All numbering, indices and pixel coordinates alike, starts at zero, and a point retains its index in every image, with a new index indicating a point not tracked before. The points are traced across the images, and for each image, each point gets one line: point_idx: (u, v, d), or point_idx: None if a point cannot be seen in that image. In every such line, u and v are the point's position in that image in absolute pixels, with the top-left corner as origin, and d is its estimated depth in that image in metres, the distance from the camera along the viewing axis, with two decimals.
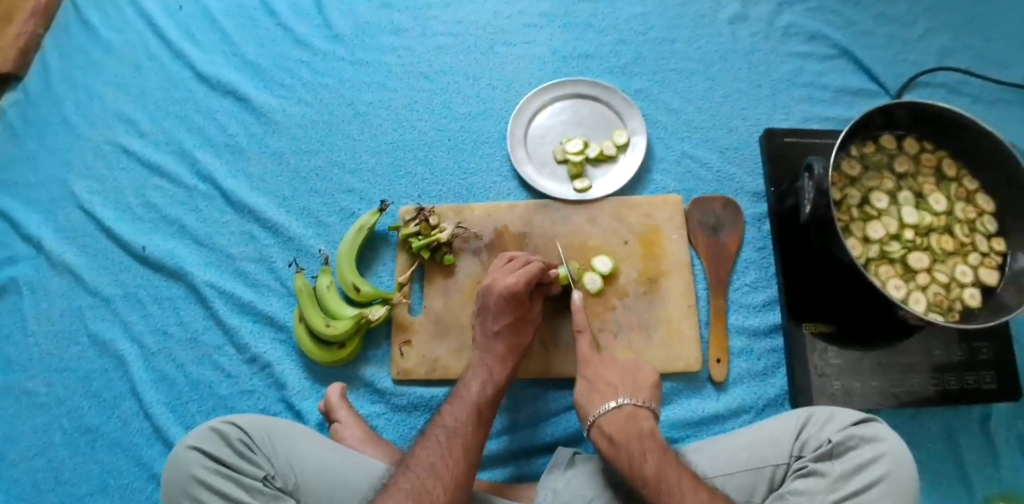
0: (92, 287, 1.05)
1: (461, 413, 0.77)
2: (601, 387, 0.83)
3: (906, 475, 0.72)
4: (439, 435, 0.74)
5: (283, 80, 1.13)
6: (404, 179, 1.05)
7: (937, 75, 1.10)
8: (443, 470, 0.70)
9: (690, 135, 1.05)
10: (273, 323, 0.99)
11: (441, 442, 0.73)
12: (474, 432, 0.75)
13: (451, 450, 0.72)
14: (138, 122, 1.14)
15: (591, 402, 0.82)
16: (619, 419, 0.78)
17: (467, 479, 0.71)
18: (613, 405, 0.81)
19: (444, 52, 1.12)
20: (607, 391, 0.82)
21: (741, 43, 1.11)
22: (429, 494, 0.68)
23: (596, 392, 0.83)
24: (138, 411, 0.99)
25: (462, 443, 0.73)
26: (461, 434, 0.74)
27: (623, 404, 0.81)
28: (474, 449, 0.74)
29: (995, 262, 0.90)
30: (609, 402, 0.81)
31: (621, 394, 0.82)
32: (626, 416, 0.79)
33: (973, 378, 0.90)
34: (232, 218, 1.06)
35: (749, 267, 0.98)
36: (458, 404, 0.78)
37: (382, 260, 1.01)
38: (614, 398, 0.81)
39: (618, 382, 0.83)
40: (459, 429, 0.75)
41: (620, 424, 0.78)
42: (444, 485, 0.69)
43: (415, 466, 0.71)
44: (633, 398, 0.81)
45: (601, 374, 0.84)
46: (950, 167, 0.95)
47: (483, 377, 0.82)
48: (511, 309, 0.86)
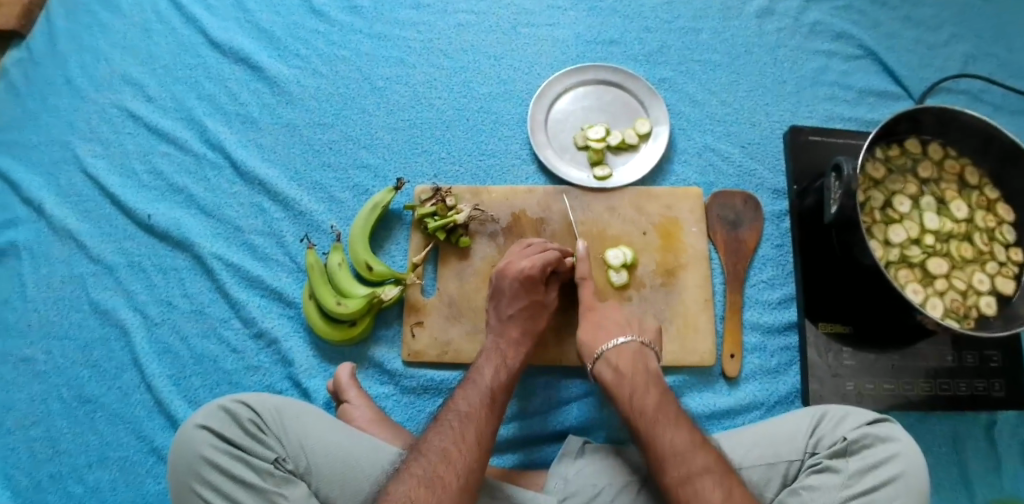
0: (94, 253, 1.02)
1: (474, 399, 0.75)
2: (613, 351, 0.83)
3: (920, 475, 0.73)
4: (452, 419, 0.73)
5: (298, 50, 1.10)
6: (421, 157, 1.02)
7: (961, 81, 1.10)
8: (456, 455, 0.69)
9: (712, 128, 1.04)
10: (282, 298, 0.97)
11: (454, 426, 0.72)
12: (488, 420, 0.74)
13: (466, 435, 0.71)
14: (146, 86, 1.10)
15: (604, 368, 0.83)
16: (635, 387, 0.79)
17: (481, 464, 0.70)
18: (628, 370, 0.81)
19: (466, 30, 1.09)
20: (621, 354, 0.82)
21: (766, 38, 1.10)
22: (442, 479, 0.66)
23: (608, 356, 0.83)
24: (139, 383, 0.97)
25: (475, 428, 0.72)
26: (476, 419, 0.73)
27: (635, 368, 0.81)
28: (488, 436, 0.73)
29: (1012, 271, 0.90)
30: (624, 367, 0.81)
31: (633, 358, 0.82)
32: (641, 385, 0.79)
33: (983, 385, 0.91)
34: (242, 190, 1.03)
35: (766, 264, 0.97)
36: (471, 389, 0.77)
37: (395, 240, 0.98)
38: (627, 362, 0.82)
39: (630, 346, 0.83)
40: (472, 413, 0.73)
41: (636, 393, 0.78)
42: (456, 469, 0.68)
43: (427, 449, 0.69)
44: (644, 363, 0.82)
45: (616, 339, 0.84)
46: (973, 174, 0.94)
47: (495, 360, 0.81)
48: (525, 293, 0.84)
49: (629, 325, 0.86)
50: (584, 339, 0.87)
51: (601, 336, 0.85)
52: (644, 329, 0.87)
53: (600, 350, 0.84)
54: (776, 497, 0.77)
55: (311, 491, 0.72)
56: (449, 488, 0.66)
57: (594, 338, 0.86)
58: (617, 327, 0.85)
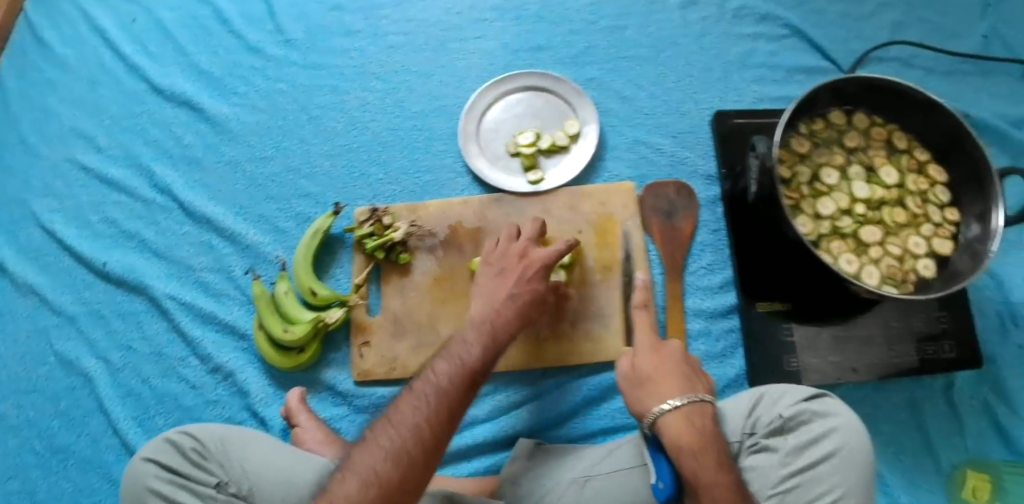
0: (56, 305, 1.05)
1: (453, 372, 0.69)
2: (689, 406, 0.71)
3: (858, 446, 0.73)
4: (426, 393, 0.68)
5: (235, 88, 1.13)
6: (359, 181, 1.04)
7: (891, 49, 1.10)
8: (425, 431, 0.65)
9: (642, 122, 1.05)
10: (235, 332, 1.00)
11: (427, 400, 0.67)
12: (465, 392, 0.69)
13: (438, 410, 0.66)
14: (95, 138, 1.14)
15: (670, 426, 0.70)
16: (719, 463, 0.67)
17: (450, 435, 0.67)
18: (709, 439, 0.69)
19: (395, 51, 1.12)
20: (706, 416, 0.71)
21: (692, 27, 1.11)
22: (408, 455, 0.64)
23: (687, 414, 0.71)
24: (107, 427, 0.99)
25: (449, 403, 0.67)
26: (451, 395, 0.68)
27: (713, 438, 0.69)
28: (461, 411, 0.68)
29: (948, 232, 0.90)
30: (706, 433, 0.70)
31: (710, 424, 0.71)
32: (715, 467, 0.67)
33: (932, 348, 0.90)
34: (190, 229, 1.06)
35: (705, 250, 0.98)
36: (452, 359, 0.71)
37: (340, 263, 1.01)
38: (711, 429, 0.70)
39: (706, 408, 0.72)
40: (448, 388, 0.68)
41: (715, 469, 0.67)
42: (424, 444, 0.64)
43: (396, 421, 0.66)
44: (707, 427, 0.70)
45: (693, 396, 0.72)
46: (901, 139, 0.94)
47: (483, 329, 0.75)
48: (524, 281, 0.82)
49: (688, 368, 0.77)
50: (649, 387, 0.75)
51: (667, 387, 0.74)
52: (702, 376, 0.77)
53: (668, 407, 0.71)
54: None
55: None
56: (413, 461, 0.64)
57: (664, 384, 0.74)
58: (690, 382, 0.75)
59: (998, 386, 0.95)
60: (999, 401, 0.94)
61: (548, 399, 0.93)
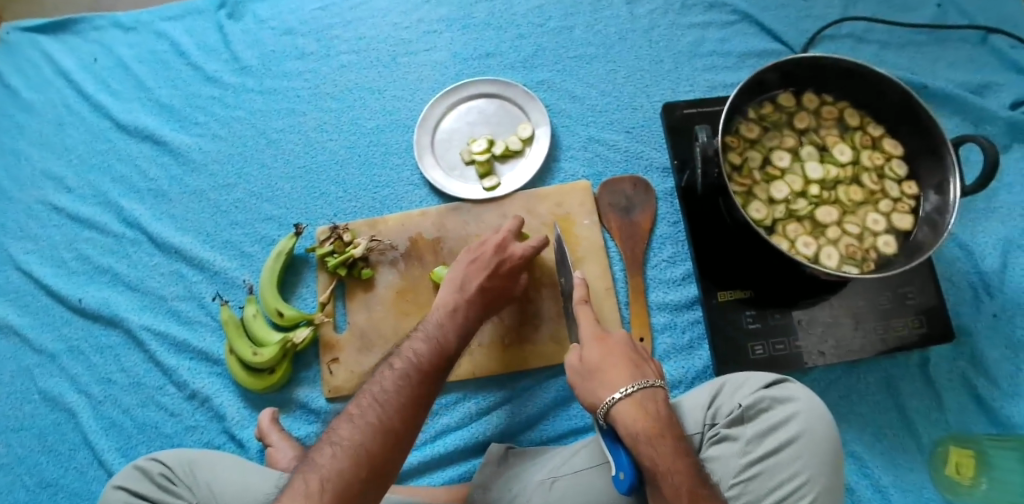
0: (38, 344, 1.08)
1: (432, 354, 0.73)
2: (641, 392, 0.71)
3: (819, 430, 0.72)
4: (410, 371, 0.70)
5: (196, 118, 1.16)
6: (320, 200, 1.06)
7: (843, 26, 1.09)
8: (408, 407, 0.67)
9: (594, 120, 1.06)
10: (208, 357, 1.02)
11: (409, 378, 0.69)
12: (439, 374, 0.73)
13: (421, 389, 0.69)
14: (64, 178, 1.17)
15: (626, 411, 0.70)
16: (675, 446, 0.67)
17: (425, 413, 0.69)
18: (664, 423, 0.69)
19: (348, 70, 1.14)
20: (658, 400, 0.71)
21: (639, 22, 1.11)
22: (395, 430, 0.65)
23: (640, 398, 0.71)
24: (92, 460, 1.01)
25: (428, 382, 0.70)
26: (430, 375, 0.71)
27: (668, 423, 0.69)
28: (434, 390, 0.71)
29: (907, 206, 0.89)
30: (661, 416, 0.69)
31: (664, 408, 0.71)
32: (670, 451, 0.67)
33: (900, 325, 0.89)
34: (161, 260, 1.09)
35: (665, 243, 0.98)
36: (426, 343, 0.75)
37: (306, 283, 1.02)
38: (665, 413, 0.70)
39: (659, 393, 0.72)
40: (427, 368, 0.71)
41: (671, 451, 0.67)
42: (408, 420, 0.66)
43: (382, 398, 0.67)
44: (662, 411, 0.70)
45: (643, 382, 0.73)
46: (853, 116, 0.93)
47: (449, 319, 0.80)
48: (495, 279, 0.86)
49: (637, 356, 0.77)
50: (599, 377, 0.75)
51: (617, 376, 0.74)
52: (651, 364, 0.77)
53: (622, 393, 0.71)
54: None
55: None
56: (398, 435, 0.65)
57: (614, 373, 0.75)
58: (638, 368, 0.75)
59: (975, 358, 0.93)
60: (977, 372, 0.93)
61: (517, 403, 0.93)
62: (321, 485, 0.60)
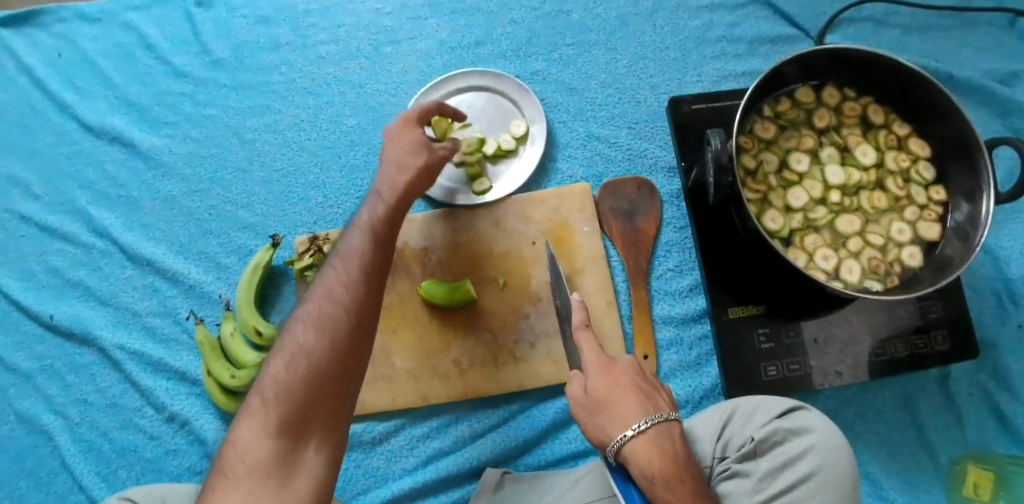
0: (10, 363, 1.02)
1: (370, 233, 0.67)
2: (657, 428, 0.65)
3: (837, 465, 0.67)
4: (316, 294, 0.62)
5: (167, 117, 1.08)
6: (299, 206, 0.98)
7: (862, 9, 0.99)
8: (324, 324, 0.59)
9: (594, 115, 0.97)
10: (187, 378, 0.96)
11: (335, 286, 0.62)
12: (364, 280, 0.63)
13: (332, 304, 0.60)
14: (30, 184, 1.09)
15: (641, 449, 0.63)
16: (696, 486, 0.62)
17: (360, 320, 0.61)
18: (682, 464, 0.63)
19: (327, 62, 1.05)
20: (676, 436, 0.65)
21: (643, 5, 1.02)
22: (312, 353, 0.58)
23: (654, 437, 0.64)
24: (73, 485, 0.97)
25: (343, 292, 0.61)
26: (345, 286, 0.62)
27: (687, 461, 0.64)
28: (369, 300, 0.62)
29: (935, 214, 0.82)
30: (680, 453, 0.64)
31: (682, 445, 0.65)
32: (690, 496, 0.61)
33: (923, 341, 0.83)
34: (133, 272, 1.02)
35: (671, 250, 0.91)
36: (342, 257, 0.65)
37: (285, 297, 0.95)
38: (683, 450, 0.64)
39: (674, 427, 0.66)
40: (342, 280, 0.62)
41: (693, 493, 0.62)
42: (326, 339, 0.59)
43: (294, 327, 0.60)
44: (680, 449, 0.64)
45: (658, 415, 0.66)
46: (877, 113, 0.85)
47: (364, 224, 0.68)
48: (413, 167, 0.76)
49: (648, 382, 0.70)
50: (606, 408, 0.67)
51: (625, 407, 0.66)
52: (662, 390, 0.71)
53: (637, 429, 0.64)
54: None
55: None
56: (324, 350, 0.58)
57: (622, 402, 0.67)
58: (649, 399, 0.68)
59: (998, 372, 0.87)
60: (1001, 388, 0.87)
61: (514, 425, 0.87)
62: (263, 415, 0.56)
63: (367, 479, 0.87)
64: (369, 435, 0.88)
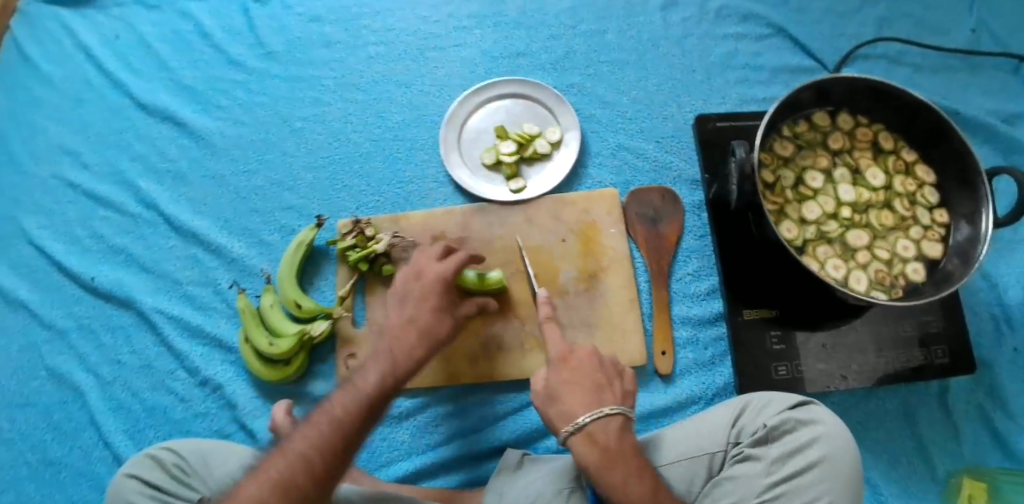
0: (47, 320, 1.05)
1: (387, 364, 0.69)
2: (595, 424, 0.71)
3: (842, 453, 0.72)
4: (322, 421, 0.63)
5: (219, 102, 1.13)
6: (342, 193, 1.04)
7: (878, 46, 1.07)
8: (318, 463, 0.61)
9: (624, 127, 1.04)
10: (222, 345, 1.00)
11: (340, 405, 0.65)
12: (366, 414, 0.65)
13: (332, 443, 0.62)
14: (82, 154, 1.14)
15: (580, 443, 0.71)
16: (630, 474, 0.69)
17: (344, 452, 0.62)
18: (618, 452, 0.70)
19: (375, 62, 1.11)
20: (611, 431, 0.71)
21: (673, 29, 1.09)
22: (298, 490, 0.59)
23: (590, 430, 0.71)
24: (98, 440, 1.00)
25: (346, 434, 0.63)
26: (349, 426, 0.63)
27: (627, 451, 0.71)
28: (360, 438, 0.64)
29: (937, 234, 0.88)
30: (614, 446, 0.70)
31: (621, 435, 0.71)
32: (635, 470, 0.69)
33: (923, 353, 0.89)
34: (176, 244, 1.07)
35: (690, 256, 0.97)
36: (356, 387, 0.67)
37: (324, 275, 1.01)
38: (619, 443, 0.71)
39: (615, 419, 0.72)
40: (348, 417, 0.64)
41: (630, 480, 0.69)
42: (315, 479, 0.60)
43: (287, 454, 0.61)
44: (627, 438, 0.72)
45: (599, 411, 0.72)
46: (888, 139, 0.92)
47: (384, 354, 0.71)
48: (441, 292, 0.78)
49: (605, 376, 0.76)
50: (557, 402, 0.74)
51: (575, 403, 0.73)
52: (619, 382, 0.76)
53: (578, 424, 0.71)
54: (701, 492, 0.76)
55: None
56: (300, 476, 0.59)
57: (572, 398, 0.73)
58: (597, 395, 0.73)
59: (993, 390, 0.93)
60: (995, 405, 0.92)
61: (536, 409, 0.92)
62: None
63: (392, 452, 0.92)
64: (396, 411, 0.93)
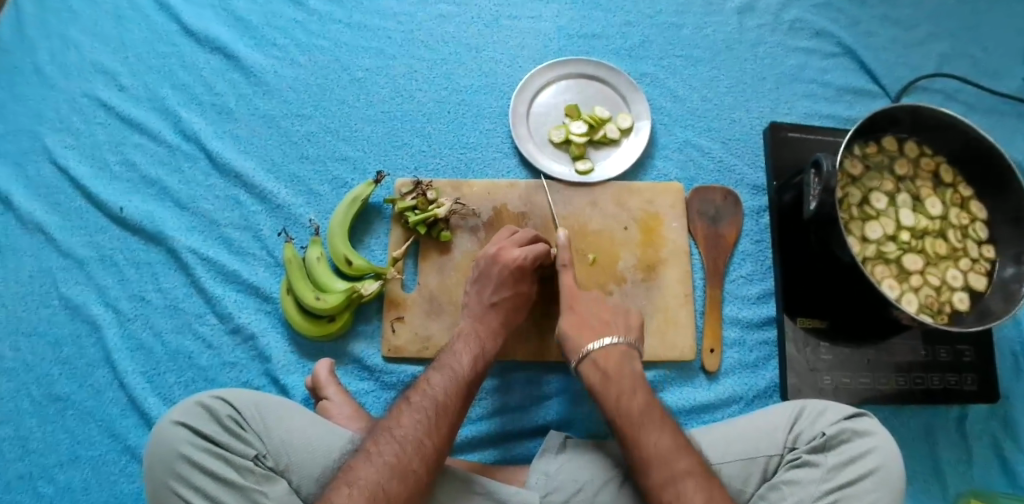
0: (65, 247, 0.97)
1: (473, 355, 0.80)
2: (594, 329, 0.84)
3: (895, 467, 0.73)
4: (427, 408, 0.72)
5: (275, 39, 1.08)
6: (401, 150, 1.02)
7: (936, 80, 1.12)
8: (429, 444, 0.69)
9: (693, 123, 1.05)
10: (259, 293, 0.95)
11: (440, 385, 0.75)
12: (462, 397, 0.75)
13: (439, 427, 0.71)
14: (117, 74, 1.06)
15: (592, 370, 0.80)
16: (646, 424, 0.72)
17: (448, 428, 0.72)
18: (616, 373, 0.78)
19: (446, 21, 1.09)
20: (609, 357, 0.80)
21: (747, 35, 1.11)
22: (415, 472, 0.67)
23: (595, 357, 0.80)
24: (112, 380, 0.92)
25: (448, 420, 0.72)
26: (449, 413, 0.73)
27: (625, 374, 0.78)
28: (458, 416, 0.74)
29: (984, 268, 0.92)
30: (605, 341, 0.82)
31: (620, 362, 0.80)
32: (628, 386, 0.77)
33: (955, 379, 0.93)
34: (216, 182, 1.01)
35: (745, 259, 0.98)
36: (449, 372, 0.77)
37: (375, 234, 0.97)
38: (616, 366, 0.79)
39: (617, 348, 0.81)
40: (447, 405, 0.73)
41: (623, 394, 0.76)
42: (428, 459, 0.68)
43: (401, 437, 0.69)
44: (630, 366, 0.80)
45: (603, 340, 0.81)
46: (947, 173, 0.96)
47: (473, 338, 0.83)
48: (512, 283, 0.85)
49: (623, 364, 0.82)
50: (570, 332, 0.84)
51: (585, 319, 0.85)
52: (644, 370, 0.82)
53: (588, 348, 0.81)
54: (755, 492, 0.77)
55: (293, 487, 0.71)
56: (415, 447, 0.68)
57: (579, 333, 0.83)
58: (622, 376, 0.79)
59: (1007, 421, 0.98)
60: (1007, 436, 0.97)
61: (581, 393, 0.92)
62: (351, 484, 0.64)
63: None
64: None
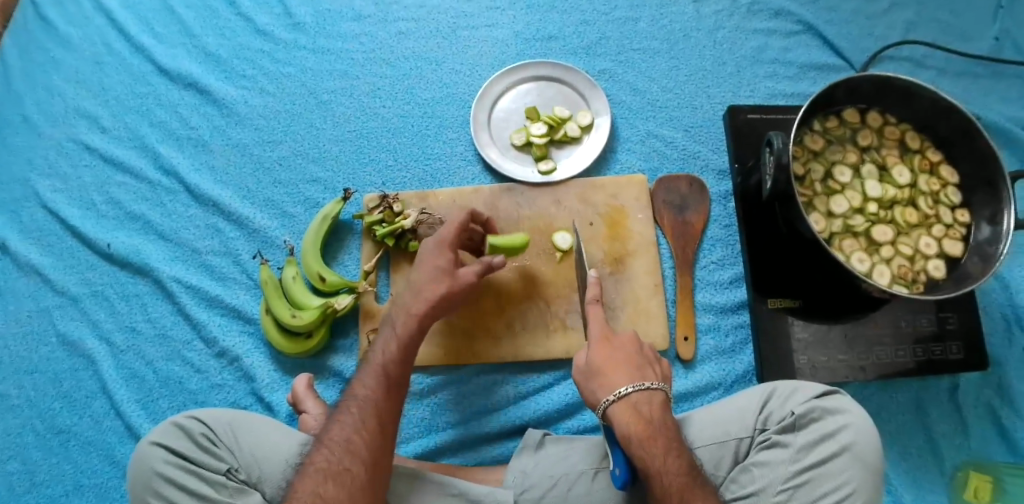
0: (59, 286, 1.02)
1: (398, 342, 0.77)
2: (638, 394, 0.71)
3: (867, 442, 0.72)
4: (350, 409, 0.72)
5: (244, 71, 1.12)
6: (368, 166, 1.04)
7: (903, 48, 1.10)
8: (359, 444, 0.69)
9: (654, 115, 1.05)
10: (241, 316, 0.98)
11: (367, 382, 0.74)
12: (390, 388, 0.74)
13: (366, 424, 0.71)
14: (99, 118, 1.12)
15: (631, 420, 0.70)
16: (669, 447, 0.68)
17: (381, 424, 0.71)
18: (659, 424, 0.70)
19: (406, 37, 1.12)
20: (652, 403, 0.71)
21: (705, 21, 1.11)
22: (348, 472, 0.67)
23: (634, 400, 0.71)
24: (109, 409, 0.96)
25: (375, 413, 0.72)
26: (374, 407, 0.72)
27: (669, 425, 0.70)
28: (389, 409, 0.73)
29: (959, 233, 0.90)
30: (657, 419, 0.70)
31: (662, 410, 0.71)
32: (674, 442, 0.69)
33: (939, 349, 0.91)
34: (196, 212, 1.05)
35: (715, 245, 0.98)
36: (372, 366, 0.76)
37: (348, 249, 1.00)
38: (661, 415, 0.71)
39: (658, 395, 0.72)
40: (371, 399, 0.73)
41: (670, 450, 0.68)
42: (360, 459, 0.68)
43: (330, 442, 0.70)
44: (669, 419, 0.71)
45: (643, 383, 0.72)
46: (914, 139, 0.94)
47: None
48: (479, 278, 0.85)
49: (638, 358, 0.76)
50: (604, 371, 0.74)
51: (617, 374, 0.74)
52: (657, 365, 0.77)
53: (623, 391, 0.71)
54: (728, 475, 0.77)
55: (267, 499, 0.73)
56: (345, 450, 0.69)
57: (614, 369, 0.74)
58: (642, 368, 0.75)
59: (1001, 389, 0.95)
60: (1003, 404, 0.94)
61: (558, 390, 0.92)
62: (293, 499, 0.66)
63: (412, 429, 0.91)
64: (416, 387, 0.93)
